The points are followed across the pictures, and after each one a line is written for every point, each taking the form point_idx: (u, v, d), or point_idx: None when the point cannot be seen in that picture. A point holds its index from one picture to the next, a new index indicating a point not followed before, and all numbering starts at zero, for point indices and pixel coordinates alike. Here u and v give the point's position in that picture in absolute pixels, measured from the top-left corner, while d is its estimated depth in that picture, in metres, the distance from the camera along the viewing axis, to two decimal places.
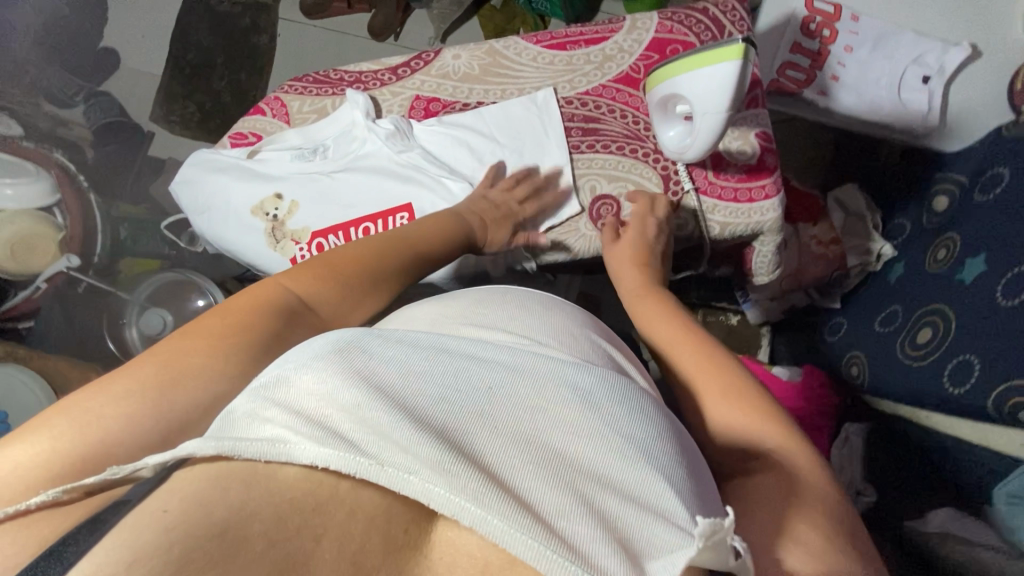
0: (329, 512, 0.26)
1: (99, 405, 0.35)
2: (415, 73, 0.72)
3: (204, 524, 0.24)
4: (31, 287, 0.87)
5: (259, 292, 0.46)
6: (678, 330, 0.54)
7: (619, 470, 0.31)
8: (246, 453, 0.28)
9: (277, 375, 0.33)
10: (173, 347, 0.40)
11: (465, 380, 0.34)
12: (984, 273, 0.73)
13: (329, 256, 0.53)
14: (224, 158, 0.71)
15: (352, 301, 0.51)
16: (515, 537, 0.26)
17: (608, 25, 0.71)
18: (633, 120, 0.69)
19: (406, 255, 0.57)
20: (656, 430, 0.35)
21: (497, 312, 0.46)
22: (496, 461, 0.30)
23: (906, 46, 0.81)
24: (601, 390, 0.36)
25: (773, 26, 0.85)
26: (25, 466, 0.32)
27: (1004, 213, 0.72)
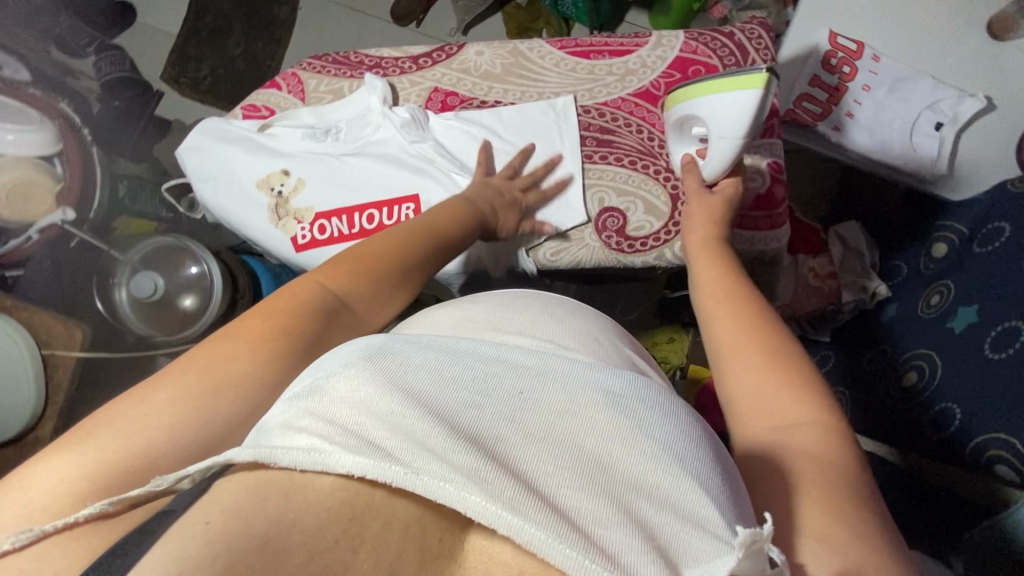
0: (366, 522, 0.28)
1: (143, 417, 0.36)
2: (436, 64, 0.72)
3: (246, 538, 0.26)
4: (23, 237, 0.85)
5: (298, 292, 0.45)
6: (735, 295, 0.52)
7: (654, 476, 0.33)
8: (283, 461, 0.29)
9: (310, 383, 0.34)
10: (211, 353, 0.39)
11: (496, 386, 0.36)
12: (974, 323, 0.74)
13: (361, 248, 0.52)
14: (234, 129, 0.70)
15: (386, 303, 0.51)
16: (553, 547, 0.27)
17: (634, 39, 0.71)
18: (648, 135, 0.69)
19: (430, 247, 0.56)
20: (691, 435, 0.37)
21: (519, 320, 0.47)
22: (531, 468, 0.31)
23: (922, 92, 0.81)
24: (631, 394, 0.38)
25: (793, 58, 0.85)
26: (73, 480, 0.33)
27: (998, 269, 0.74)
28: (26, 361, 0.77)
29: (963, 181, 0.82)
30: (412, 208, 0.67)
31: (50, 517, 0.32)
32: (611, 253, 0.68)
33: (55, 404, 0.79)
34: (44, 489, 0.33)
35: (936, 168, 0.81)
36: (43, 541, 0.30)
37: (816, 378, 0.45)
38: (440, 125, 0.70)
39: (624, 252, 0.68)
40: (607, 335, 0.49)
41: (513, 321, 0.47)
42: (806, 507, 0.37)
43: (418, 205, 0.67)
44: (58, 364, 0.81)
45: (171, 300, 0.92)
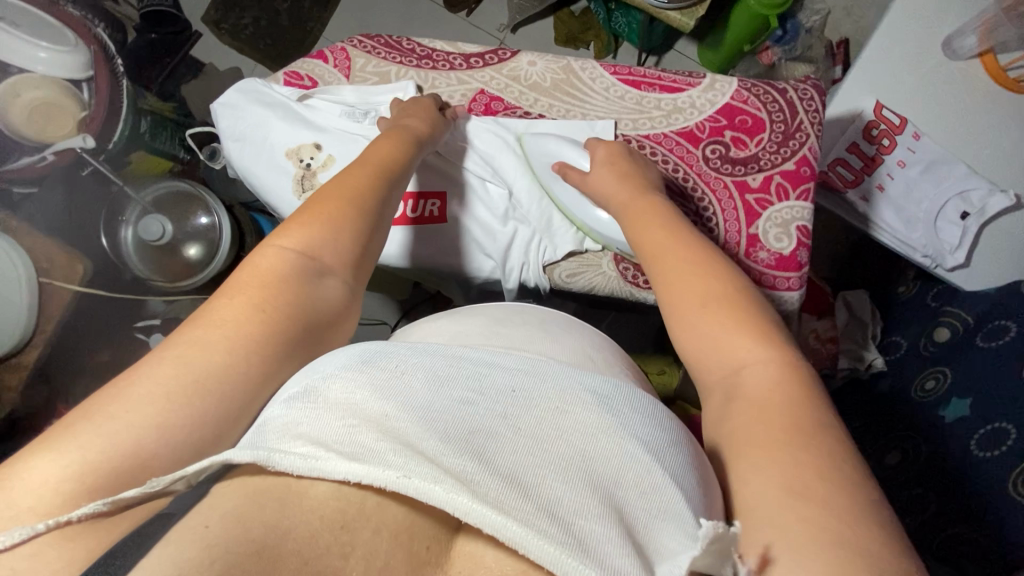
0: (357, 529, 0.29)
1: (125, 413, 0.33)
2: (486, 67, 0.71)
3: (245, 539, 0.27)
4: (36, 157, 0.84)
5: (260, 262, 0.42)
6: (678, 243, 0.52)
7: (634, 475, 0.34)
8: (280, 465, 0.29)
9: (306, 386, 0.35)
10: (187, 344, 0.36)
11: (487, 387, 0.37)
12: (966, 417, 0.75)
13: (310, 201, 0.48)
14: (273, 93, 0.69)
15: (356, 242, 0.47)
16: (534, 545, 0.28)
17: (687, 78, 0.69)
18: (682, 175, 0.66)
19: (379, 182, 0.52)
20: (669, 437, 0.37)
21: (513, 334, 0.46)
22: (518, 467, 0.32)
23: (955, 179, 0.82)
24: (614, 393, 0.39)
25: (835, 120, 0.86)
26: (59, 480, 0.31)
27: (1001, 370, 0.74)
28: (26, 286, 0.75)
29: (978, 273, 0.82)
30: (438, 203, 0.69)
31: (42, 516, 0.30)
32: (626, 284, 0.68)
33: (44, 334, 0.78)
34: (30, 489, 0.31)
35: (954, 257, 0.81)
36: (35, 540, 0.29)
37: (742, 296, 0.47)
38: (473, 131, 0.69)
39: (638, 287, 0.68)
40: (602, 355, 0.48)
41: (507, 330, 0.47)
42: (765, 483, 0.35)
43: (444, 202, 0.69)
44: (54, 295, 0.79)
45: (175, 247, 0.92)
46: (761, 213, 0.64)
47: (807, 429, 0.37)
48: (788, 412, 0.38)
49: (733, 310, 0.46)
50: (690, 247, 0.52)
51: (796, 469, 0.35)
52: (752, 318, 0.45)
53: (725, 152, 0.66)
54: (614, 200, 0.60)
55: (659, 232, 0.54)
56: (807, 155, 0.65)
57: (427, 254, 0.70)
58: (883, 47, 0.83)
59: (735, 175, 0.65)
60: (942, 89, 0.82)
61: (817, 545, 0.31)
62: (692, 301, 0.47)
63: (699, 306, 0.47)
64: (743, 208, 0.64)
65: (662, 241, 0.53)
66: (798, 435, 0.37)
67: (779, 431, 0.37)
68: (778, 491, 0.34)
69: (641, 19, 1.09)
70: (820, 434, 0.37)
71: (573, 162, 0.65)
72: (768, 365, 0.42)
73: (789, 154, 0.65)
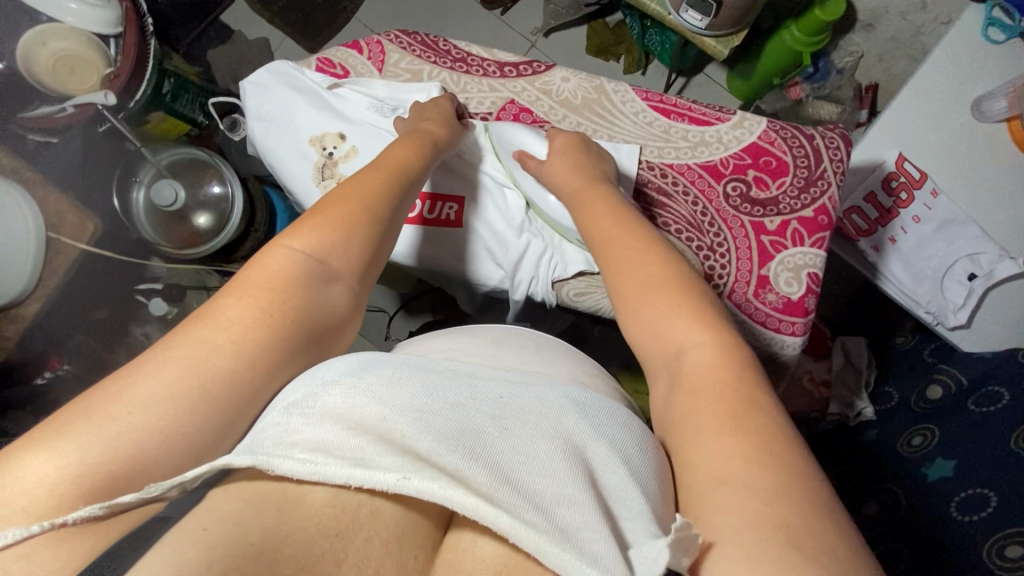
0: (350, 537, 0.29)
1: (127, 415, 0.33)
2: (520, 77, 0.71)
3: (242, 544, 0.27)
4: (57, 108, 0.84)
5: (270, 263, 0.42)
6: (626, 230, 0.51)
7: (610, 476, 0.34)
8: (280, 470, 0.30)
9: (305, 392, 0.35)
10: (192, 346, 0.36)
11: (477, 392, 0.37)
12: (949, 478, 0.76)
13: (322, 202, 0.48)
14: (304, 79, 0.70)
15: (366, 247, 0.47)
16: (523, 536, 0.28)
17: (717, 112, 0.69)
18: (700, 209, 0.66)
19: (393, 187, 0.52)
20: (637, 436, 0.38)
21: (503, 355, 0.46)
22: (507, 466, 0.32)
23: (967, 240, 0.81)
24: (592, 400, 0.39)
25: (856, 167, 0.86)
26: (55, 481, 0.30)
27: (986, 438, 0.74)
28: (32, 237, 0.75)
29: (974, 334, 0.82)
30: (455, 208, 0.69)
31: (36, 518, 0.30)
32: None
33: (45, 288, 0.78)
34: (26, 489, 0.30)
35: (956, 316, 0.81)
36: (28, 541, 0.29)
37: (683, 276, 0.46)
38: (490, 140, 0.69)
39: None
40: (592, 379, 0.48)
41: (500, 351, 0.47)
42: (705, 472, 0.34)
43: (461, 207, 0.69)
44: (61, 250, 0.79)
45: (185, 214, 0.91)
46: (774, 255, 0.64)
47: (745, 414, 0.36)
48: (743, 403, 0.37)
49: (673, 291, 0.44)
50: (636, 232, 0.50)
51: (745, 460, 0.33)
52: (691, 303, 0.44)
53: (746, 191, 0.66)
54: (564, 188, 0.60)
55: (607, 219, 0.53)
56: (826, 204, 0.65)
57: (436, 256, 0.70)
58: (913, 100, 0.82)
59: (753, 215, 0.65)
60: (967, 150, 0.82)
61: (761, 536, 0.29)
62: (634, 287, 0.46)
63: (640, 293, 0.45)
64: (757, 249, 0.65)
65: (612, 229, 0.52)
66: (735, 422, 0.35)
67: (717, 418, 0.36)
68: (715, 481, 0.33)
69: (676, 41, 1.09)
70: (759, 420, 0.35)
71: (532, 151, 0.65)
72: (708, 349, 0.40)
73: (809, 201, 0.65)
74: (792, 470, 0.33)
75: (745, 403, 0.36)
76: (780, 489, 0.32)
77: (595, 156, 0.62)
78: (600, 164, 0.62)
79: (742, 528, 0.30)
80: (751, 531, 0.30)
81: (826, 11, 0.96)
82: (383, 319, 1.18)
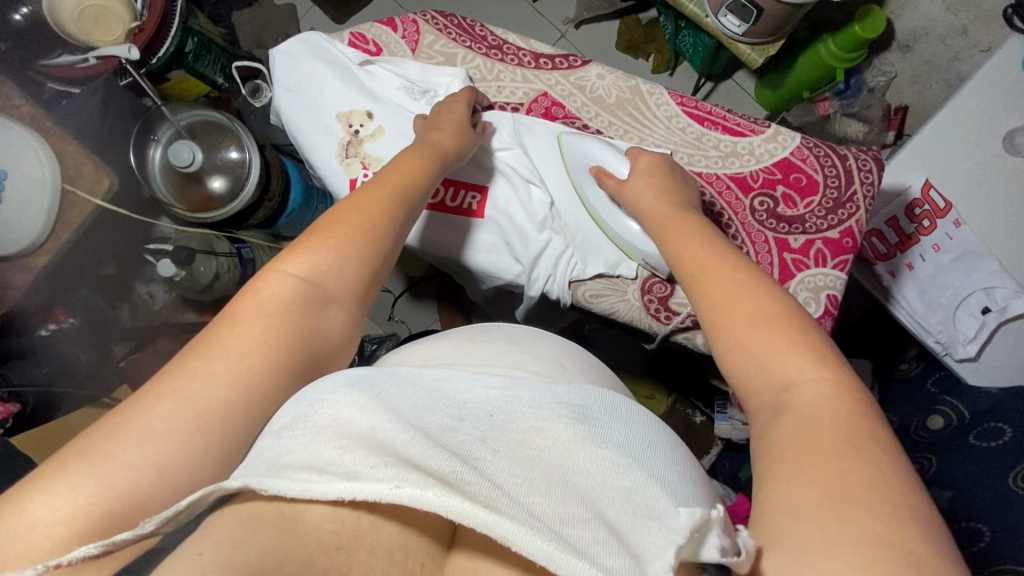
0: (353, 550, 0.29)
1: (122, 453, 0.33)
2: (555, 70, 0.70)
3: (241, 562, 0.27)
4: (79, 57, 0.83)
5: (264, 289, 0.42)
6: (718, 260, 0.48)
7: (613, 481, 0.33)
8: (273, 489, 0.30)
9: (294, 413, 0.35)
10: (188, 379, 0.36)
11: (466, 403, 0.37)
12: (941, 508, 0.77)
13: (321, 220, 0.48)
14: (337, 53, 0.69)
15: (362, 269, 0.46)
16: (525, 541, 0.28)
17: (751, 124, 0.68)
18: (725, 220, 0.65)
19: (391, 202, 0.50)
20: (644, 433, 0.37)
21: (486, 351, 0.46)
22: (503, 476, 0.32)
23: (983, 273, 0.80)
24: (590, 401, 0.38)
25: (883, 190, 0.84)
26: (49, 525, 0.31)
27: (988, 474, 0.75)
28: (47, 188, 0.76)
29: (985, 369, 0.81)
30: (478, 198, 0.69)
31: (32, 561, 0.30)
32: (646, 315, 0.68)
33: (57, 241, 0.78)
34: (21, 533, 0.31)
35: (966, 349, 0.80)
36: None
37: (791, 307, 0.43)
38: (521, 133, 0.68)
39: (658, 321, 0.68)
40: (578, 366, 0.48)
41: (483, 350, 0.46)
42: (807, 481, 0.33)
43: (484, 196, 0.69)
44: (74, 204, 0.79)
45: (200, 176, 0.90)
46: (795, 274, 0.64)
47: (860, 443, 0.34)
48: (842, 425, 0.35)
49: (785, 325, 0.41)
50: (733, 261, 0.48)
51: (847, 480, 0.32)
52: (808, 339, 0.41)
53: (773, 207, 0.65)
54: (650, 213, 0.57)
55: (698, 246, 0.51)
56: (853, 227, 0.64)
57: (452, 244, 0.70)
58: (948, 125, 0.80)
59: (778, 231, 0.65)
60: (1002, 182, 0.80)
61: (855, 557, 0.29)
62: (735, 322, 0.43)
63: (746, 329, 0.42)
64: (779, 266, 0.64)
65: (704, 256, 0.49)
66: (849, 449, 0.34)
67: (829, 442, 0.34)
68: (821, 496, 0.32)
69: (710, 44, 1.07)
70: (874, 450, 0.34)
71: (612, 169, 0.63)
72: (823, 383, 0.38)
73: (835, 222, 0.64)
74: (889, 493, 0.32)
75: (860, 434, 0.35)
76: (877, 509, 0.31)
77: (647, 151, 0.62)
78: (677, 177, 0.60)
79: (847, 549, 0.29)
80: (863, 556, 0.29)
81: (866, 27, 0.95)
82: (388, 300, 1.18)
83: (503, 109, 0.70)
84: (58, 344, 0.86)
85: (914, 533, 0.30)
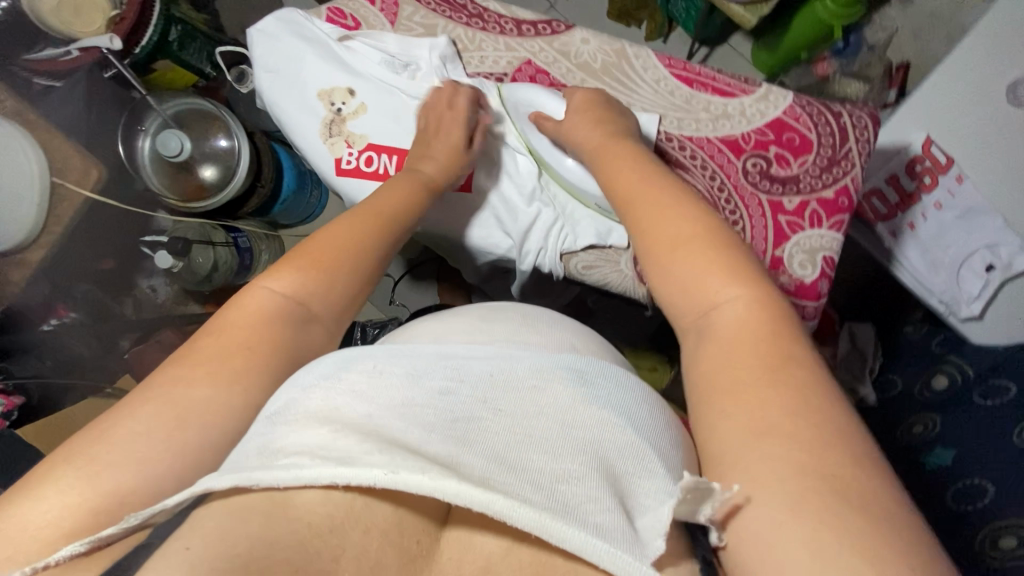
0: (346, 532, 0.29)
1: (108, 452, 0.34)
2: (537, 36, 0.69)
3: (228, 556, 0.27)
4: (62, 51, 0.81)
5: (249, 303, 0.42)
6: (649, 187, 0.49)
7: (611, 439, 0.33)
8: (263, 484, 0.29)
9: (287, 400, 0.35)
10: (181, 381, 0.37)
11: (465, 370, 0.36)
12: (947, 466, 0.79)
13: (303, 242, 0.47)
14: (315, 29, 0.68)
15: (347, 290, 0.47)
16: (521, 515, 0.28)
17: (742, 84, 0.66)
18: (718, 184, 0.64)
19: (379, 226, 0.51)
20: (639, 398, 0.37)
21: (496, 328, 0.45)
22: (501, 448, 0.32)
23: (987, 230, 0.78)
24: (588, 364, 0.38)
25: (880, 150, 0.82)
26: (48, 526, 0.31)
27: (990, 427, 0.76)
28: (35, 185, 0.75)
29: (988, 327, 0.77)
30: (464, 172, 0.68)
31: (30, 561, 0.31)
32: (640, 284, 0.67)
33: (50, 235, 0.78)
34: (17, 535, 0.31)
35: (969, 307, 0.77)
36: None
37: (717, 230, 0.44)
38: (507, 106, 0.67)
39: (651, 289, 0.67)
40: (587, 346, 0.46)
41: (494, 325, 0.45)
42: (730, 419, 0.34)
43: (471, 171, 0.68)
44: (65, 198, 0.79)
45: (191, 166, 0.90)
46: (790, 236, 0.63)
47: (784, 367, 0.35)
48: (764, 353, 0.36)
49: (717, 252, 0.42)
50: (665, 188, 0.48)
51: (766, 407, 0.33)
52: (728, 259, 0.42)
53: (766, 167, 0.64)
54: (583, 146, 0.58)
55: (629, 176, 0.52)
56: (848, 185, 0.63)
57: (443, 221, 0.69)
58: (951, 77, 0.76)
59: (772, 193, 0.63)
60: (1014, 134, 0.76)
61: (791, 481, 0.30)
62: (663, 245, 0.44)
63: (669, 248, 0.44)
64: (773, 228, 0.63)
65: (636, 185, 0.50)
66: (767, 373, 0.35)
67: (748, 371, 0.36)
68: (748, 431, 0.33)
69: (702, 6, 1.04)
70: (802, 371, 0.35)
71: (549, 113, 0.64)
72: (739, 304, 0.40)
73: (830, 181, 0.63)
74: (821, 412, 0.33)
75: (780, 354, 0.36)
76: (809, 433, 0.32)
77: (619, 113, 0.60)
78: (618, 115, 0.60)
79: (782, 481, 0.30)
80: (796, 482, 0.30)
81: None
82: (388, 283, 1.17)
83: (486, 79, 0.68)
84: (60, 337, 0.87)
85: (860, 473, 0.31)
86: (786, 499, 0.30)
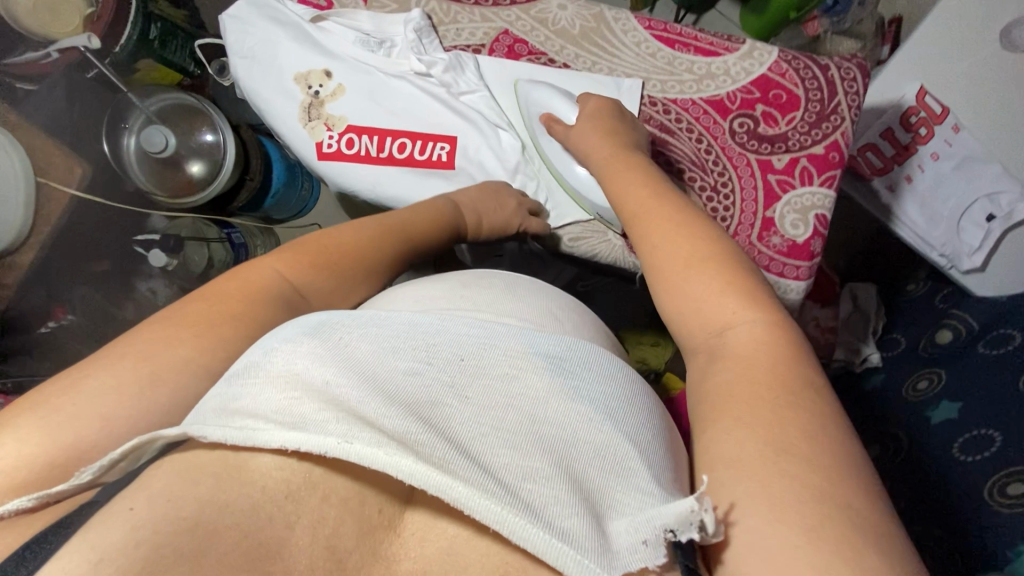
0: (303, 499, 0.28)
1: (72, 406, 0.33)
2: (513, 5, 0.67)
3: (180, 515, 0.26)
4: (40, 52, 0.78)
5: (253, 279, 0.44)
6: (657, 203, 0.49)
7: (586, 436, 0.33)
8: (213, 437, 0.29)
9: (248, 362, 0.34)
10: (145, 347, 0.37)
11: (434, 349, 0.36)
12: (952, 418, 0.74)
13: (316, 236, 0.51)
14: (286, 10, 0.67)
15: (342, 293, 0.49)
16: (480, 505, 0.27)
17: (726, 42, 0.65)
18: (705, 147, 0.64)
19: (391, 244, 0.55)
20: (623, 396, 0.37)
21: (476, 297, 0.44)
22: (466, 432, 0.31)
23: (985, 179, 0.76)
24: (564, 351, 0.38)
25: (871, 105, 0.81)
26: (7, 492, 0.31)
27: (991, 378, 0.72)
28: (20, 186, 0.75)
29: (989, 278, 0.78)
30: (446, 149, 0.68)
31: None
32: (628, 254, 0.66)
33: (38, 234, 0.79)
34: None
35: (971, 260, 0.77)
36: None
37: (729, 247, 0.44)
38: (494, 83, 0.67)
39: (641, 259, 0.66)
40: (567, 314, 0.46)
41: (472, 293, 0.45)
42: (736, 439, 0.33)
43: (453, 147, 0.68)
44: (52, 197, 0.80)
45: (178, 162, 0.90)
46: (781, 196, 0.62)
47: (792, 384, 0.35)
48: (772, 373, 0.36)
49: (726, 269, 0.42)
50: (677, 207, 0.48)
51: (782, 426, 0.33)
52: (734, 277, 0.41)
53: (753, 127, 0.63)
54: (593, 155, 0.57)
55: (637, 191, 0.51)
56: (838, 141, 0.62)
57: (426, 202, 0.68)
58: (940, 27, 0.75)
59: (760, 153, 0.63)
60: (1012, 81, 0.74)
61: (795, 501, 0.30)
62: (677, 259, 0.43)
63: (680, 269, 0.43)
64: (763, 188, 0.62)
65: (642, 200, 0.49)
66: (770, 398, 0.34)
67: (768, 391, 0.35)
68: (763, 449, 0.32)
69: None
70: (801, 393, 0.35)
71: (562, 116, 0.62)
72: (754, 326, 0.39)
73: (820, 137, 0.62)
74: (825, 434, 0.33)
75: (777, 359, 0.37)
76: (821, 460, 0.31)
77: (629, 125, 0.59)
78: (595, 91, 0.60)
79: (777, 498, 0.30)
80: (803, 501, 0.29)
81: None
82: None
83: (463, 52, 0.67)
84: (53, 334, 0.88)
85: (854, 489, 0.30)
86: (789, 522, 0.29)
